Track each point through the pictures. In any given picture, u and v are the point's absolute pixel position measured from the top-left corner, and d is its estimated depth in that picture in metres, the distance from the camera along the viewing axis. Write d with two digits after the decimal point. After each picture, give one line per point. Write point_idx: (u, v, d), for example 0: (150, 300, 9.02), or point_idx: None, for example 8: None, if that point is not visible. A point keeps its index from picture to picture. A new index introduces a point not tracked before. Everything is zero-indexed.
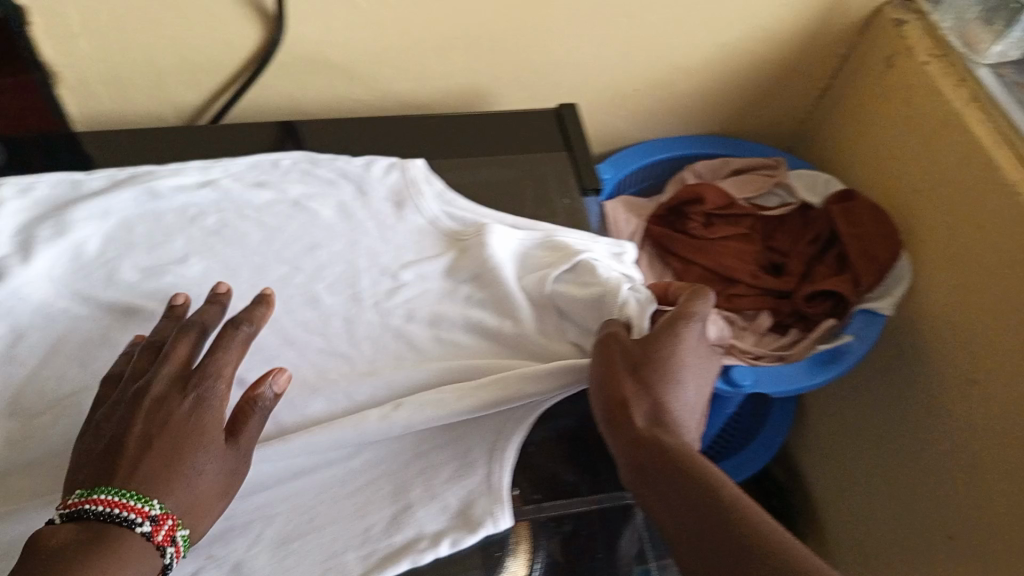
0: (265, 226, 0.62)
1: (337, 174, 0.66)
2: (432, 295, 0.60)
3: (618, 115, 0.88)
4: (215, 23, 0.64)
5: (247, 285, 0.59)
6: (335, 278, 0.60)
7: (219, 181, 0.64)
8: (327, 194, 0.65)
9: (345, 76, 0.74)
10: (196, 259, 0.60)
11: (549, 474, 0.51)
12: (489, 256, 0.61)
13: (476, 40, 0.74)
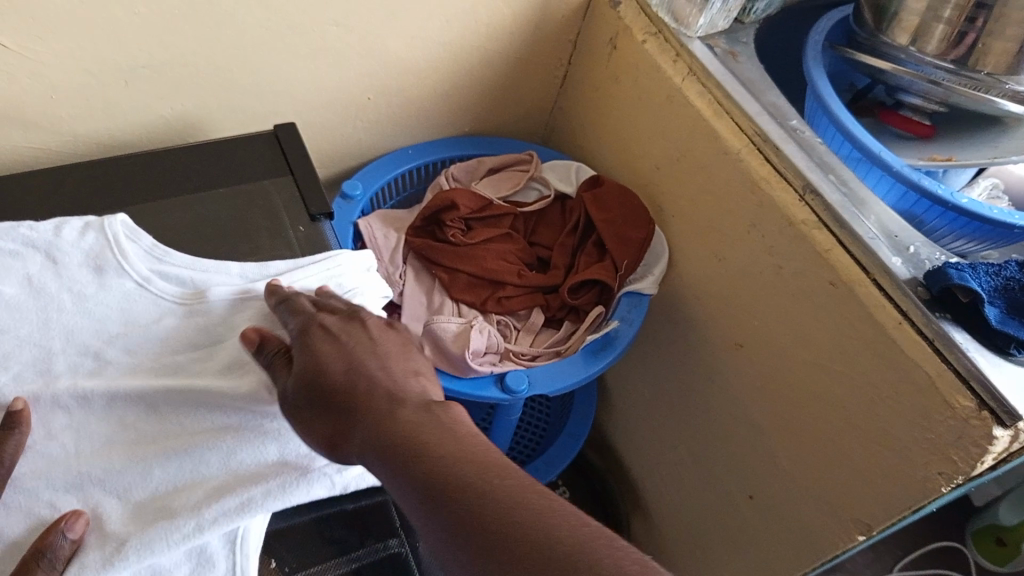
0: None
1: (19, 245, 0.55)
2: (148, 371, 0.52)
3: (362, 126, 0.82)
4: None
5: None
6: (23, 367, 0.51)
7: None
8: (7, 269, 0.54)
9: (22, 123, 0.65)
10: None
11: (317, 538, 0.49)
12: (215, 325, 0.54)
13: (180, 45, 0.66)
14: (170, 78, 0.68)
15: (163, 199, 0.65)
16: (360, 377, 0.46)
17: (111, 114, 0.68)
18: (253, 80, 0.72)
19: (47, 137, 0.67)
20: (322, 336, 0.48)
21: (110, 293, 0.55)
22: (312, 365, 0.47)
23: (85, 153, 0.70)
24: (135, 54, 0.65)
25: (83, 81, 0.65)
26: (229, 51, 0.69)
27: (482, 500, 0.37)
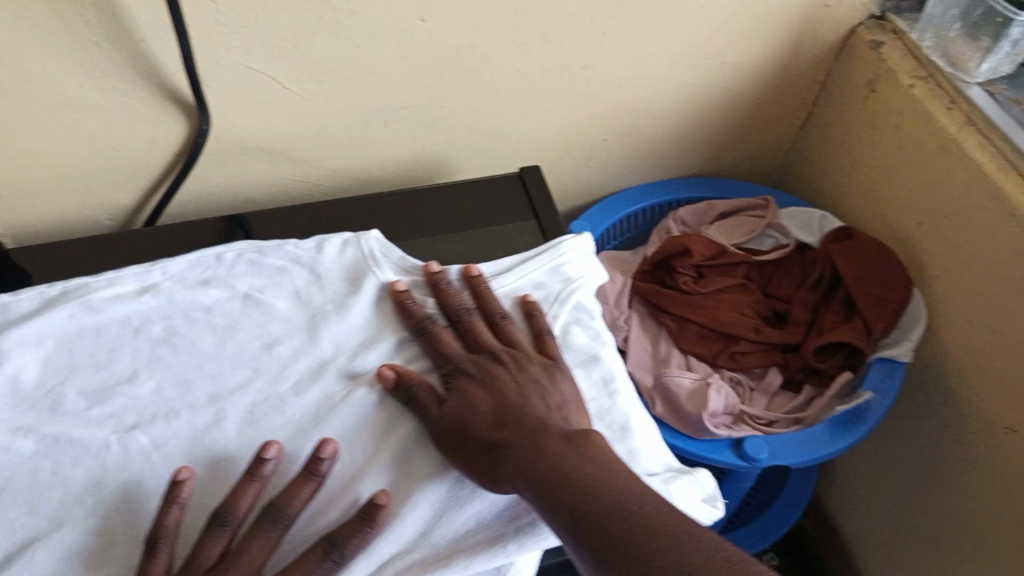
0: (217, 328, 0.56)
1: (287, 261, 0.60)
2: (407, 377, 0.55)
3: (595, 165, 0.81)
4: (139, 123, 0.61)
5: (203, 396, 0.53)
6: (299, 372, 0.55)
7: (160, 286, 0.58)
8: (279, 282, 0.59)
9: (291, 161, 0.68)
10: (146, 376, 0.53)
11: None
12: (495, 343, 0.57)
13: (438, 89, 0.67)
14: (425, 119, 0.69)
15: (411, 241, 0.66)
16: (505, 426, 0.50)
17: (368, 153, 0.70)
18: (500, 120, 0.72)
19: (311, 172, 0.70)
20: (474, 385, 0.53)
21: (374, 304, 0.59)
22: (460, 410, 0.51)
23: (340, 188, 0.73)
24: (397, 97, 0.66)
25: (347, 122, 0.67)
26: (483, 93, 0.69)
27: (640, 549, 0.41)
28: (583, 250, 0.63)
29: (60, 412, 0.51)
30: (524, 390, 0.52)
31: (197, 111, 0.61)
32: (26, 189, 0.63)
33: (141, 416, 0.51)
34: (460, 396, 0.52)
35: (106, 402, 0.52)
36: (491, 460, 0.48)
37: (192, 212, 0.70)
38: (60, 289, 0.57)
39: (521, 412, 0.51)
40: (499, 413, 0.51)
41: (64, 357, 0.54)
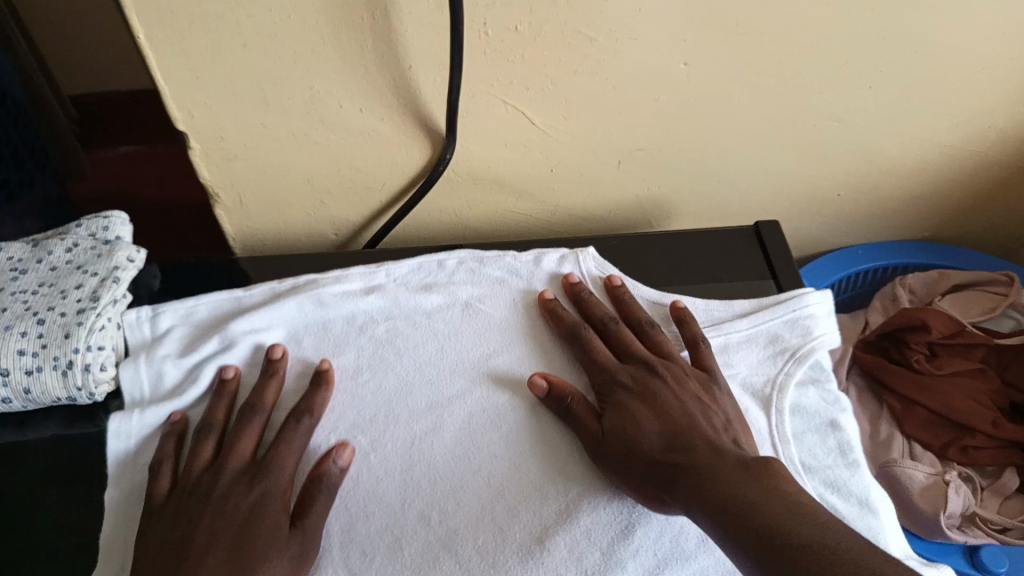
0: (438, 334, 0.57)
1: (504, 272, 0.61)
2: None
3: (820, 221, 0.75)
4: (382, 146, 0.60)
5: (422, 402, 0.54)
6: (518, 390, 0.55)
7: (384, 287, 0.60)
8: (497, 293, 0.60)
9: (517, 194, 0.67)
10: (368, 373, 0.55)
11: None
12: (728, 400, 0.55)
13: (679, 134, 0.63)
14: (660, 163, 0.66)
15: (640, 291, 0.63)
16: (669, 438, 0.49)
17: (594, 192, 0.68)
18: (735, 170, 0.68)
19: (534, 206, 0.68)
20: (635, 399, 0.52)
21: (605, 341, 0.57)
22: (622, 424, 0.50)
23: (558, 225, 0.70)
24: (637, 138, 0.63)
25: (582, 160, 0.64)
26: (725, 141, 0.65)
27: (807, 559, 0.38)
28: (819, 305, 0.59)
29: (281, 399, 0.54)
30: (684, 402, 0.51)
31: (442, 139, 0.60)
32: (266, 200, 0.64)
33: (362, 415, 0.53)
34: (619, 405, 0.51)
35: (330, 396, 0.54)
36: (659, 471, 0.47)
37: (413, 237, 0.70)
38: (290, 283, 0.60)
39: (684, 427, 0.49)
40: (656, 426, 0.50)
41: (290, 346, 0.57)
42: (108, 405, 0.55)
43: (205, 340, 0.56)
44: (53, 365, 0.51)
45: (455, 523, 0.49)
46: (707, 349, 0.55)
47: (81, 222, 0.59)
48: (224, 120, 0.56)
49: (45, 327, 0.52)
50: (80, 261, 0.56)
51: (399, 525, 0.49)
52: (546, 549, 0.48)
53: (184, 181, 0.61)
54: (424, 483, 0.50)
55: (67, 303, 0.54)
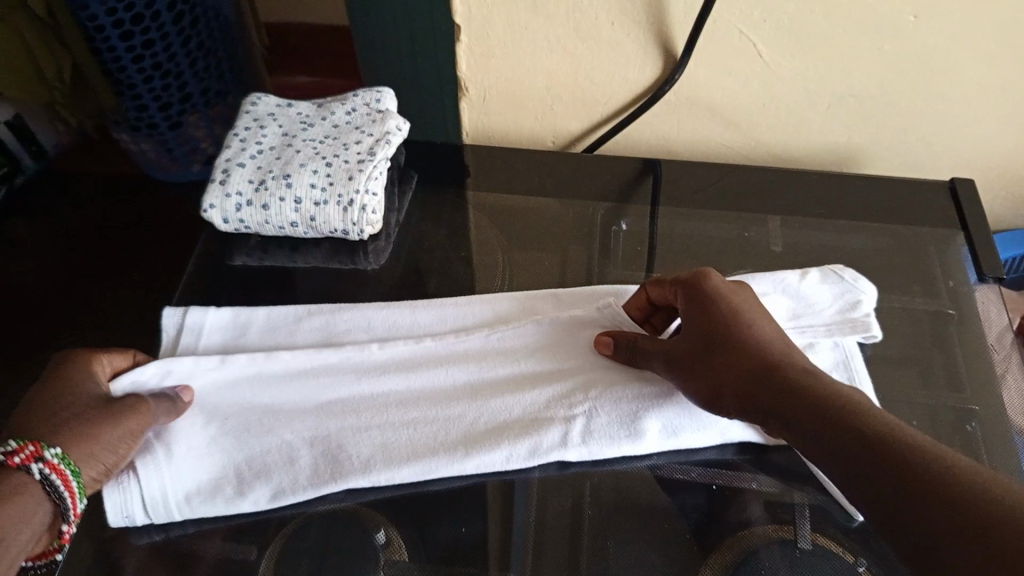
0: (468, 309, 0.62)
1: (559, 300, 0.62)
2: (523, 351, 0.59)
3: (1006, 198, 0.78)
4: (620, 61, 0.67)
5: (443, 353, 0.59)
6: (535, 362, 0.58)
7: (444, 301, 0.63)
8: (550, 302, 0.62)
9: (724, 125, 0.73)
10: (420, 323, 0.61)
11: None
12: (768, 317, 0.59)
13: (890, 90, 0.68)
14: (865, 115, 0.70)
15: (826, 224, 0.69)
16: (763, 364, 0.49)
17: (799, 132, 0.72)
18: (935, 134, 0.71)
19: (737, 139, 0.74)
20: (726, 314, 0.52)
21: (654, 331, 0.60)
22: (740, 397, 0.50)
23: (759, 156, 0.75)
24: (852, 85, 0.67)
25: (796, 97, 0.69)
26: (935, 104, 0.68)
27: (872, 443, 0.42)
28: (794, 272, 0.63)
29: (340, 335, 0.60)
30: (764, 328, 0.51)
31: (673, 62, 0.67)
32: (506, 100, 0.73)
33: (391, 340, 0.60)
34: (716, 342, 0.51)
35: (382, 324, 0.61)
36: (768, 395, 0.48)
37: (619, 150, 0.77)
38: (338, 306, 0.62)
39: (779, 341, 0.51)
40: (751, 330, 0.51)
41: (366, 318, 0.61)
42: (365, 244, 0.68)
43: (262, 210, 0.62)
44: (337, 201, 0.61)
45: (434, 436, 0.55)
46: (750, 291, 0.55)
47: (358, 92, 0.69)
48: (493, 20, 0.65)
49: (333, 169, 0.62)
50: (359, 123, 0.66)
51: (407, 407, 0.56)
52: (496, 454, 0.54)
53: (443, 73, 0.70)
54: (420, 405, 0.56)
55: (348, 154, 0.63)
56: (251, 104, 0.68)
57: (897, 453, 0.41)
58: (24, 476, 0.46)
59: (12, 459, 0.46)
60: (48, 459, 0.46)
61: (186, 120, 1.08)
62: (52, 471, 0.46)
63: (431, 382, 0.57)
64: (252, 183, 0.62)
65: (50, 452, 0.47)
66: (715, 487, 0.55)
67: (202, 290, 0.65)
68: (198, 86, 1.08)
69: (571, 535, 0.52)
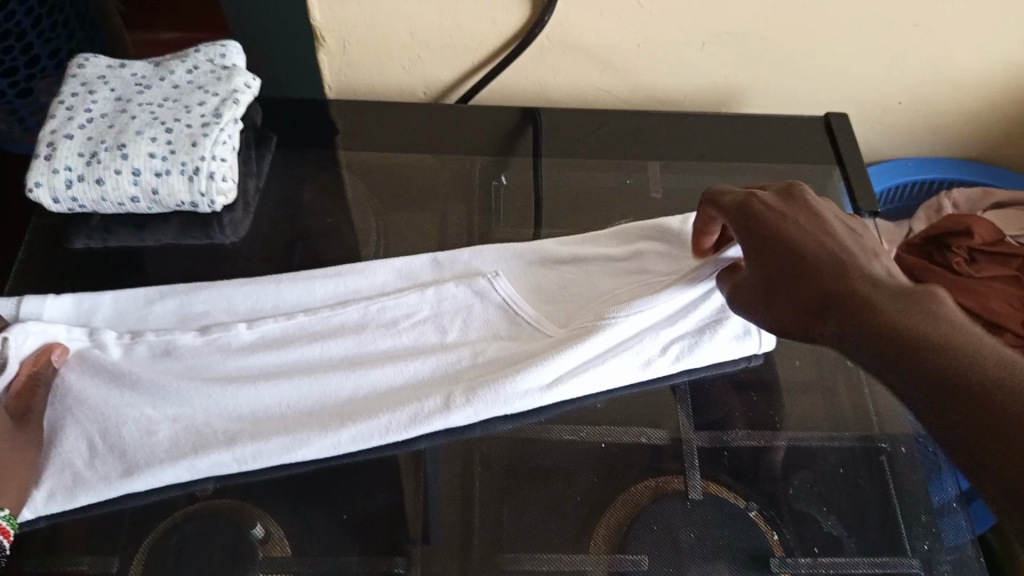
0: (341, 278, 0.57)
1: (439, 262, 0.59)
2: (402, 318, 0.55)
3: (880, 128, 0.79)
4: (486, 3, 0.63)
5: (313, 326, 0.55)
6: (415, 328, 0.55)
7: (314, 272, 0.58)
8: (430, 266, 0.59)
9: (602, 68, 0.70)
10: (286, 299, 0.56)
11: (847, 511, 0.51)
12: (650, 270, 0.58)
13: (763, 25, 0.66)
14: (741, 51, 0.68)
15: (708, 167, 0.68)
16: (805, 258, 0.41)
17: (678, 72, 0.70)
18: (810, 68, 0.71)
19: (617, 81, 0.71)
20: (770, 226, 0.44)
21: (537, 292, 0.57)
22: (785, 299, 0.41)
23: (637, 99, 0.73)
24: (726, 20, 0.65)
25: (670, 36, 0.67)
26: (808, 38, 0.67)
27: (911, 337, 0.35)
28: (676, 216, 0.61)
29: (197, 318, 0.55)
30: (837, 231, 0.42)
31: (543, 2, 0.63)
32: (369, 50, 0.67)
33: (255, 318, 0.55)
34: (759, 241, 0.44)
35: (245, 303, 0.56)
36: (790, 282, 0.41)
37: (496, 99, 0.73)
38: (193, 284, 0.56)
39: (829, 239, 0.42)
40: (795, 235, 0.43)
41: (226, 297, 0.56)
42: (220, 216, 0.62)
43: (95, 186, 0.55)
44: (180, 171, 0.55)
45: (306, 414, 0.51)
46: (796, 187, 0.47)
47: (199, 48, 0.62)
48: None
49: (173, 134, 0.56)
50: (201, 82, 0.60)
51: (277, 384, 0.51)
52: (376, 426, 0.50)
53: (296, 23, 0.64)
54: (290, 386, 0.51)
55: (191, 117, 0.57)
56: (76, 66, 0.61)
57: (931, 345, 0.35)
58: None
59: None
60: (2, 524, 0.45)
61: None
62: (4, 536, 0.45)
63: (306, 356, 0.53)
64: (82, 156, 0.55)
65: (1, 516, 0.45)
66: (603, 445, 0.52)
67: (39, 279, 0.58)
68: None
69: (462, 505, 0.49)
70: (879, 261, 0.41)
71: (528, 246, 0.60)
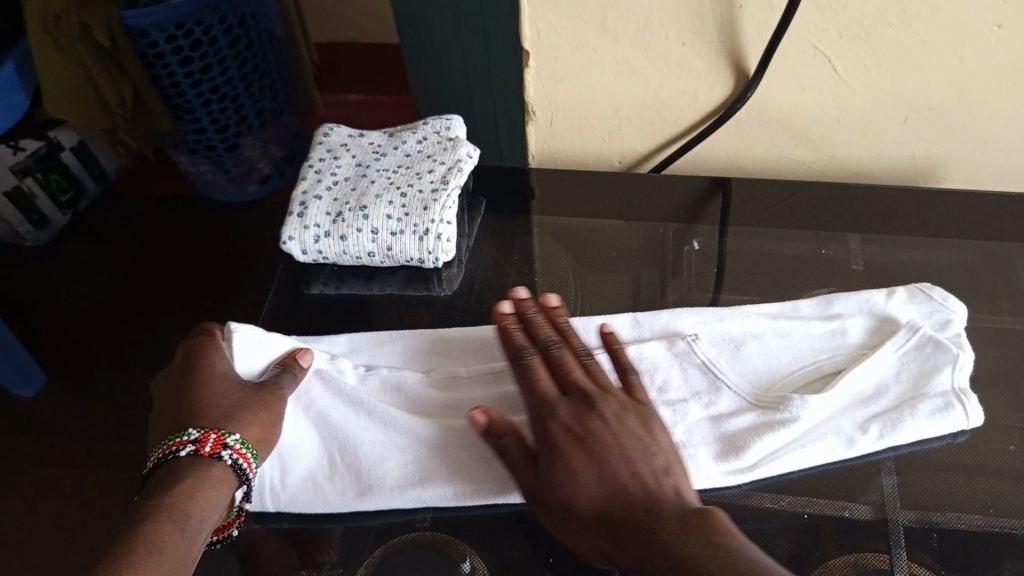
0: None
1: (638, 324, 0.62)
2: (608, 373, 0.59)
3: None
4: (690, 80, 0.67)
5: None
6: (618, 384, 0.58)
7: None
8: (630, 328, 0.62)
9: (795, 142, 0.71)
10: (500, 348, 0.61)
11: None
12: (848, 346, 0.58)
13: (969, 102, 0.66)
14: (944, 127, 0.68)
15: (904, 242, 0.68)
16: (612, 497, 0.47)
17: (874, 146, 0.71)
18: (1018, 144, 0.69)
19: (809, 154, 0.72)
20: (575, 438, 0.49)
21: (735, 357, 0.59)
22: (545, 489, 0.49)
23: (828, 171, 0.74)
24: (931, 97, 0.66)
25: (870, 111, 0.67)
26: (1019, 114, 0.66)
27: None
28: (880, 290, 0.62)
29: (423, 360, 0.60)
30: (625, 443, 0.49)
31: (745, 79, 0.66)
32: (574, 122, 0.73)
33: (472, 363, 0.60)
34: (554, 455, 0.49)
35: (462, 348, 0.61)
36: (626, 530, 0.46)
37: (687, 169, 0.77)
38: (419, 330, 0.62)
39: (619, 467, 0.48)
40: (583, 467, 0.48)
41: (446, 342, 0.61)
42: (439, 272, 0.68)
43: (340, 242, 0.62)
44: (412, 231, 0.62)
45: None
46: (635, 380, 0.54)
47: (427, 121, 0.69)
48: (562, 45, 0.65)
49: (408, 199, 0.62)
50: (430, 151, 0.66)
51: None
52: None
53: (511, 98, 0.71)
54: None
55: (423, 183, 0.64)
56: (323, 134, 0.69)
57: None
58: (211, 463, 0.50)
59: (201, 449, 0.50)
60: (231, 446, 0.51)
61: (242, 141, 1.17)
62: (239, 457, 0.51)
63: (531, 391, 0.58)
64: (329, 214, 0.63)
65: (231, 440, 0.51)
66: (806, 516, 0.53)
67: (281, 320, 0.66)
68: (252, 108, 1.15)
69: None
70: (660, 486, 0.47)
71: (726, 312, 0.61)
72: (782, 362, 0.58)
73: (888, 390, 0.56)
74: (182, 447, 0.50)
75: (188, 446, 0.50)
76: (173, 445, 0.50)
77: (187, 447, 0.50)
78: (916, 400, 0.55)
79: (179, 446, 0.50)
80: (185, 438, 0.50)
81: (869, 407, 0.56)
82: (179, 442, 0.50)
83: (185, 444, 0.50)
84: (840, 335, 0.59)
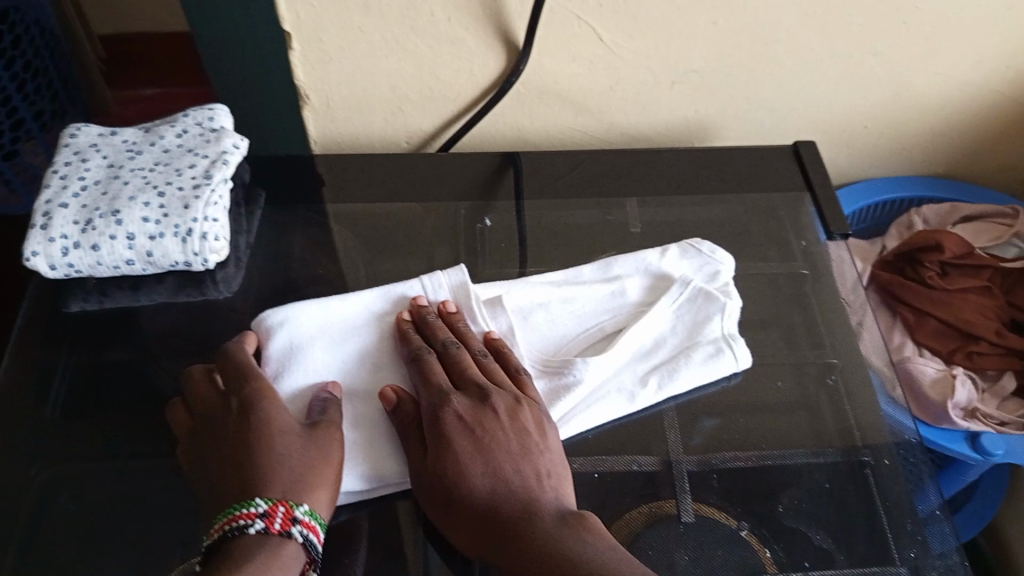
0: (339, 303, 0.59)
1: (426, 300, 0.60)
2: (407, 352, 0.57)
3: (846, 152, 0.81)
4: (462, 55, 0.66)
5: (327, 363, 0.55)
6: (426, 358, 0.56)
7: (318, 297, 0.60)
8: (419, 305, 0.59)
9: (574, 111, 0.73)
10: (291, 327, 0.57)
11: (833, 524, 0.53)
12: (626, 305, 0.60)
13: (725, 63, 0.69)
14: (707, 88, 0.71)
15: (680, 200, 0.70)
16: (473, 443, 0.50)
17: (647, 110, 0.73)
18: (774, 100, 0.73)
19: (589, 122, 0.74)
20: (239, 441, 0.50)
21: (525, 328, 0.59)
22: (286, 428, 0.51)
23: (609, 137, 0.75)
24: (691, 61, 0.68)
25: (639, 77, 0.69)
26: (771, 72, 0.70)
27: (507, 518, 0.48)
28: (654, 248, 0.64)
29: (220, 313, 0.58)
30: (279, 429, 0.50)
31: (516, 52, 0.65)
32: (351, 105, 0.70)
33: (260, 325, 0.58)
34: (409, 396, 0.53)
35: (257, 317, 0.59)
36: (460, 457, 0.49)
37: (476, 145, 0.76)
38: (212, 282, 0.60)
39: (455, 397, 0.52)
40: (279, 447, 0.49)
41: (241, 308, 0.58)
42: (213, 273, 0.64)
43: (93, 251, 0.57)
44: (173, 232, 0.57)
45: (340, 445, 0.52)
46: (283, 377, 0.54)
47: (187, 112, 0.65)
48: (325, 26, 0.62)
49: (166, 198, 0.58)
50: (190, 145, 0.62)
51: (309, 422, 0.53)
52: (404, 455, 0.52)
53: (281, 84, 0.67)
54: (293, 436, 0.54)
55: (183, 180, 0.59)
56: (69, 135, 0.63)
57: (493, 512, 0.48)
58: (276, 539, 0.46)
59: (271, 526, 0.47)
60: (301, 520, 0.47)
61: (20, 147, 1.05)
62: (309, 531, 0.47)
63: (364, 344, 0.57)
64: (77, 223, 0.57)
65: (301, 511, 0.47)
66: (596, 476, 0.54)
67: (40, 343, 0.60)
68: (27, 109, 1.03)
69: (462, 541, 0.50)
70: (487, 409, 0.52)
71: (512, 282, 0.61)
72: (568, 327, 0.59)
73: (666, 343, 0.59)
74: (250, 523, 0.46)
75: (255, 522, 0.47)
76: (239, 518, 0.47)
77: (234, 521, 0.47)
78: (690, 350, 0.58)
79: (246, 521, 0.46)
80: (251, 510, 0.47)
81: (649, 360, 0.58)
82: (246, 515, 0.47)
83: (252, 519, 0.47)
84: (620, 296, 0.61)
